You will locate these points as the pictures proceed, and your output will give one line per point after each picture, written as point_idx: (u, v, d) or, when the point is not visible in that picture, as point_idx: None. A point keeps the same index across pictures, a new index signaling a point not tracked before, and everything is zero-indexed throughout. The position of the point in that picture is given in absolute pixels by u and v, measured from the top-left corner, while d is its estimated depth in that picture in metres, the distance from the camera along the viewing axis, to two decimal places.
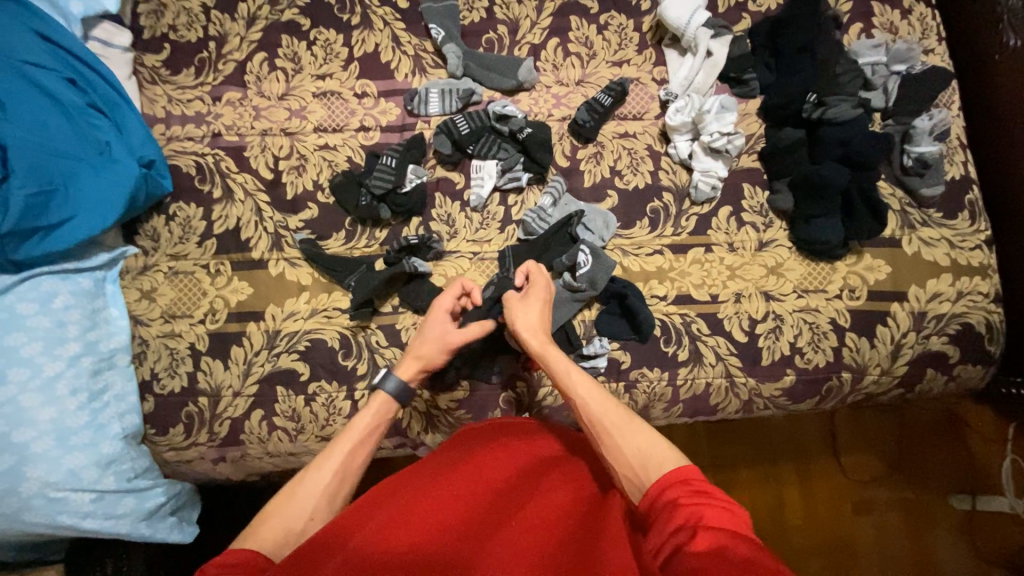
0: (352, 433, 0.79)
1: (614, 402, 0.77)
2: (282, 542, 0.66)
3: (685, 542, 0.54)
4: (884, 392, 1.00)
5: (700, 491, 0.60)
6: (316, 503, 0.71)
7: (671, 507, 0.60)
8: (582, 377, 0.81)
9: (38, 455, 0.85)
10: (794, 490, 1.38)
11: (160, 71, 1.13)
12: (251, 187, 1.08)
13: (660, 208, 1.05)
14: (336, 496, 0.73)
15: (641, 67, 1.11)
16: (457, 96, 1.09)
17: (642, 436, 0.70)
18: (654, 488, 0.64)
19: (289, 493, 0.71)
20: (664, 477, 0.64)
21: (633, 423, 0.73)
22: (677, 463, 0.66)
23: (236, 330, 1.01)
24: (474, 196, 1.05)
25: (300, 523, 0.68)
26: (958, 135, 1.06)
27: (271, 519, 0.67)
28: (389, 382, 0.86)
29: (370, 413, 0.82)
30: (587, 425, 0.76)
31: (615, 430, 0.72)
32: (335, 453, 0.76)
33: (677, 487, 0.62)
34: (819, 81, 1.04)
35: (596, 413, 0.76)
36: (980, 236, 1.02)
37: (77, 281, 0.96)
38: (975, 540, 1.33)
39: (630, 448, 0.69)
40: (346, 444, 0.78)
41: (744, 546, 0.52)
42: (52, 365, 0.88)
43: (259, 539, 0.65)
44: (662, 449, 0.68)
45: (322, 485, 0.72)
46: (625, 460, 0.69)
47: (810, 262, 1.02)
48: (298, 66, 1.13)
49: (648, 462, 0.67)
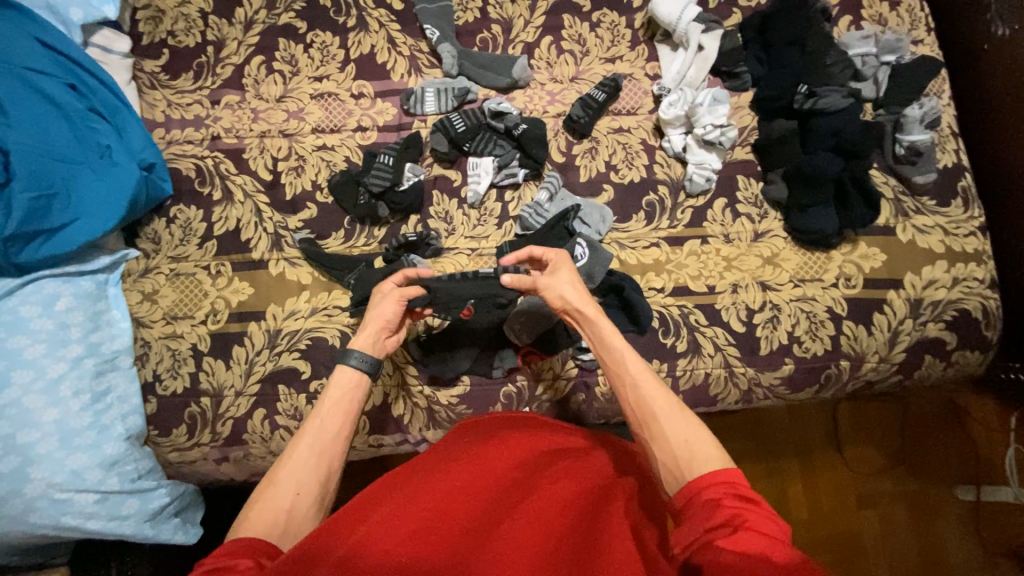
0: (323, 409, 0.76)
1: (662, 385, 0.74)
2: (270, 524, 0.65)
3: (722, 538, 0.54)
4: (883, 379, 1.01)
5: (747, 497, 0.59)
6: (299, 482, 0.69)
7: (711, 503, 0.59)
8: (634, 357, 0.77)
9: (42, 456, 0.85)
10: (797, 483, 1.38)
11: (159, 77, 1.14)
12: (251, 189, 1.09)
13: (655, 201, 1.06)
14: (320, 473, 0.71)
15: (634, 63, 1.12)
16: (452, 95, 1.10)
17: (691, 428, 0.68)
18: (694, 484, 0.62)
19: (272, 478, 0.69)
20: (707, 475, 0.62)
21: (683, 415, 0.70)
22: (721, 462, 0.64)
23: (238, 330, 1.02)
24: (471, 193, 1.06)
25: (285, 503, 0.67)
26: (949, 123, 1.07)
27: (257, 504, 0.67)
28: (350, 356, 0.82)
29: (338, 388, 0.79)
30: (633, 407, 0.73)
31: (663, 417, 0.70)
32: (307, 434, 0.73)
33: (719, 487, 0.60)
34: (810, 73, 1.05)
35: (645, 395, 0.72)
36: (974, 223, 1.03)
37: (78, 284, 0.96)
38: (981, 530, 1.33)
39: (676, 439, 0.67)
40: (319, 421, 0.75)
41: (785, 557, 0.51)
42: (54, 367, 0.89)
43: (249, 526, 0.65)
44: (706, 445, 0.66)
45: (305, 464, 0.71)
46: (669, 448, 0.67)
47: (806, 252, 1.02)
48: (296, 69, 1.14)
49: (693, 455, 0.65)
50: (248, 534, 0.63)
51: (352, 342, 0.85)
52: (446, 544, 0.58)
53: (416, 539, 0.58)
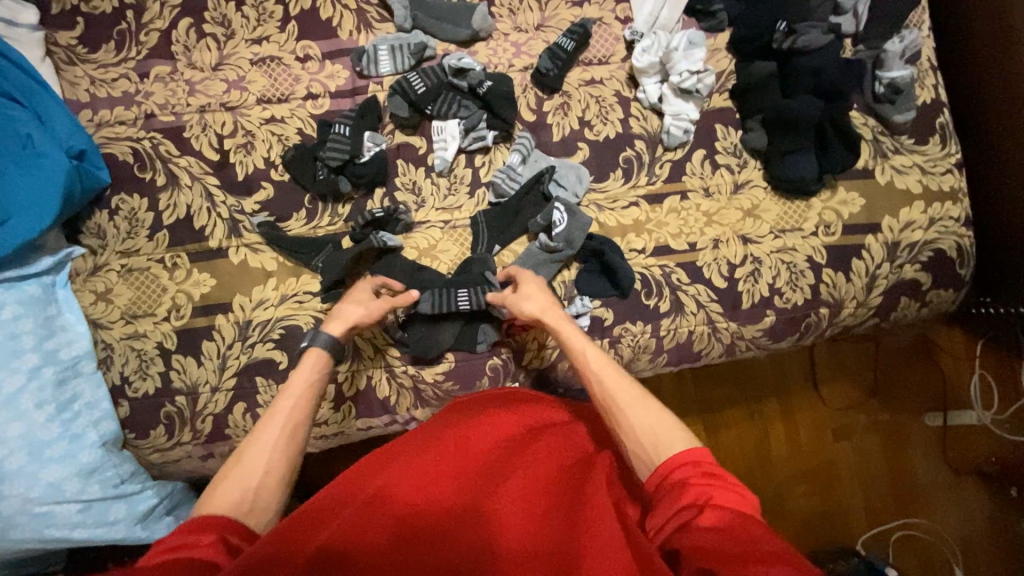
0: (292, 389, 0.76)
1: (625, 377, 0.75)
2: (239, 502, 0.62)
3: (692, 519, 0.55)
4: (860, 323, 1.02)
5: (711, 473, 0.59)
6: (268, 459, 0.67)
7: (680, 484, 0.59)
8: (596, 353, 0.78)
9: (13, 472, 0.82)
10: (777, 422, 1.43)
11: (76, 50, 1.01)
12: (197, 171, 1.00)
13: (633, 156, 1.01)
14: (288, 452, 0.69)
15: (603, 6, 1.04)
16: (408, 52, 1.01)
17: (655, 415, 0.68)
18: (664, 466, 0.62)
19: (238, 457, 0.67)
20: (674, 457, 0.63)
21: (646, 401, 0.70)
22: (687, 444, 0.65)
23: (205, 324, 0.97)
24: (438, 160, 0.99)
25: (253, 480, 0.65)
26: (929, 57, 1.03)
27: (225, 482, 0.64)
28: (320, 338, 0.83)
29: (307, 370, 0.79)
30: (598, 398, 0.73)
31: (628, 408, 0.70)
32: (276, 417, 0.72)
33: (688, 467, 0.61)
34: (789, 7, 0.99)
35: (608, 388, 0.73)
36: (951, 160, 1.02)
37: (23, 289, 0.89)
38: (946, 451, 1.42)
39: (641, 426, 0.67)
40: (289, 400, 0.74)
41: (753, 529, 0.52)
42: (11, 380, 0.83)
43: (215, 503, 0.62)
44: (672, 428, 0.67)
45: (271, 443, 0.69)
46: (634, 437, 0.67)
47: (786, 201, 1.00)
48: (230, 32, 1.02)
49: (659, 441, 0.66)
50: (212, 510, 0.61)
51: (323, 327, 0.86)
52: (426, 529, 0.56)
53: (391, 527, 0.56)
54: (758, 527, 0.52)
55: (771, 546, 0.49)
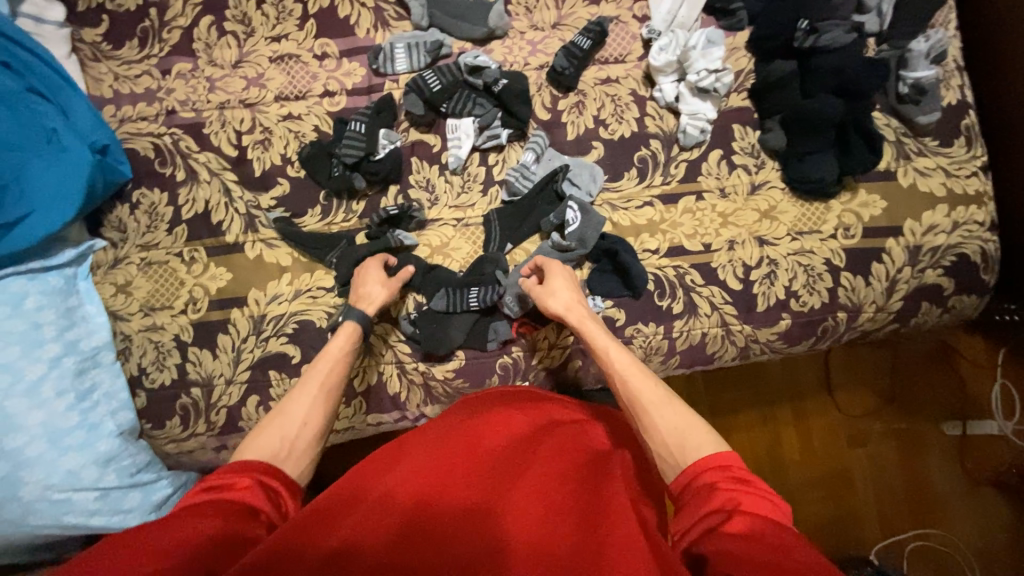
0: (330, 354, 0.80)
1: (651, 377, 0.75)
2: (277, 450, 0.65)
3: (720, 524, 0.54)
4: (879, 328, 1.00)
5: (741, 478, 0.58)
6: (307, 413, 0.71)
7: (708, 488, 0.59)
8: (621, 353, 0.78)
9: (33, 459, 0.83)
10: (790, 427, 1.41)
11: (101, 47, 1.03)
12: (216, 167, 1.01)
13: (648, 156, 1.00)
14: (325, 413, 0.73)
15: (620, 4, 1.03)
16: (424, 50, 1.01)
17: (682, 417, 0.68)
18: (692, 468, 0.62)
19: (278, 411, 0.71)
20: (702, 461, 0.62)
21: (671, 403, 0.70)
22: (716, 447, 0.64)
23: (221, 317, 0.98)
24: (452, 158, 0.99)
25: (293, 430, 0.68)
26: (955, 57, 1.01)
27: (265, 430, 0.67)
28: (353, 313, 0.86)
29: (342, 337, 0.83)
30: (623, 400, 0.74)
31: (654, 410, 0.70)
32: (313, 377, 0.76)
33: (716, 471, 0.60)
34: (811, 6, 0.97)
35: (633, 389, 0.73)
36: (977, 162, 0.99)
37: (46, 280, 0.90)
38: (965, 461, 1.38)
39: (667, 428, 0.67)
40: (327, 364, 0.78)
41: (786, 538, 0.51)
42: (33, 368, 0.85)
43: (256, 449, 0.65)
44: (699, 430, 0.66)
45: (310, 402, 0.72)
46: (659, 438, 0.67)
47: (804, 203, 0.99)
48: (250, 29, 1.04)
49: (686, 441, 0.65)
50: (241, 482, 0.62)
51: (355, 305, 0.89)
52: (443, 523, 0.56)
53: (409, 521, 0.55)
54: (791, 537, 0.51)
55: (804, 558, 0.47)
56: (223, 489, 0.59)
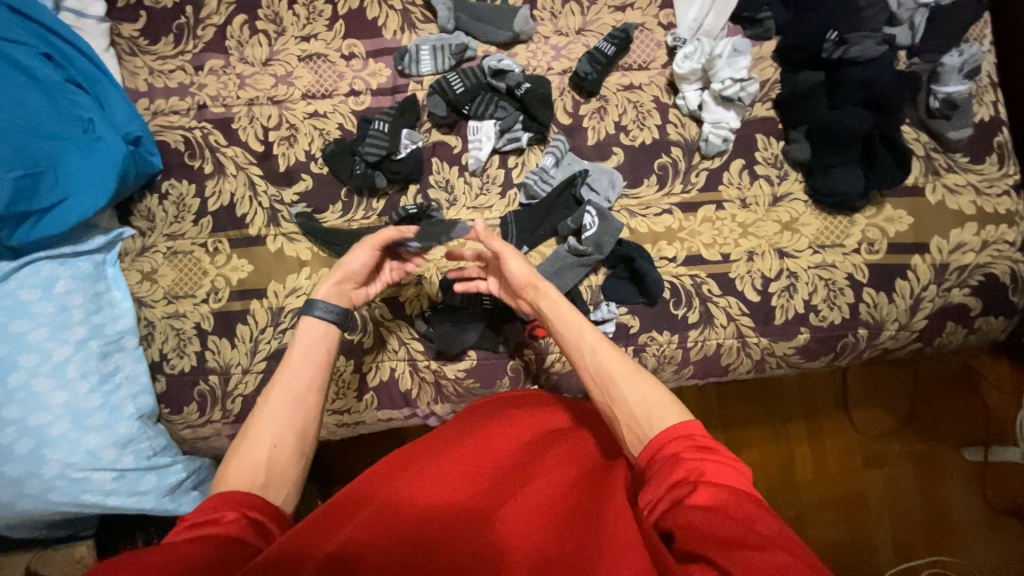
0: (290, 360, 0.74)
1: (612, 348, 0.73)
2: (251, 475, 0.63)
3: (685, 497, 0.54)
4: (901, 347, 0.98)
5: (703, 446, 0.58)
6: (274, 434, 0.67)
7: (672, 458, 0.58)
8: (584, 327, 0.76)
9: (56, 437, 0.86)
10: (804, 446, 1.38)
11: (138, 42, 1.07)
12: (242, 161, 1.04)
13: (668, 164, 1.00)
14: (294, 423, 0.69)
15: (646, 11, 1.03)
16: (449, 53, 1.03)
17: (644, 386, 0.67)
18: (657, 440, 0.61)
19: (244, 436, 0.67)
20: (664, 431, 0.61)
21: (636, 374, 0.68)
22: (680, 416, 0.63)
23: (241, 308, 1.00)
24: (472, 159, 1.00)
25: (262, 455, 0.65)
26: (989, 72, 0.99)
27: (233, 462, 0.64)
28: (315, 308, 0.79)
29: (303, 341, 0.77)
30: (587, 372, 0.71)
31: (619, 381, 0.68)
32: (275, 389, 0.71)
33: (679, 441, 0.59)
34: (840, 17, 0.96)
35: (596, 360, 0.71)
36: (1008, 181, 0.96)
37: (76, 265, 0.93)
38: (986, 489, 1.34)
39: (634, 399, 0.66)
40: (287, 371, 0.73)
41: (750, 512, 0.51)
42: (59, 349, 0.88)
43: (227, 483, 0.62)
44: (664, 401, 0.65)
45: (276, 416, 0.68)
46: (628, 409, 0.66)
47: (827, 216, 0.97)
48: (281, 28, 1.06)
49: (652, 413, 0.64)
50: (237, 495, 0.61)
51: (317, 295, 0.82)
52: (445, 527, 0.56)
53: (414, 523, 0.56)
54: (754, 508, 0.51)
55: (768, 530, 0.49)
56: (206, 522, 0.56)
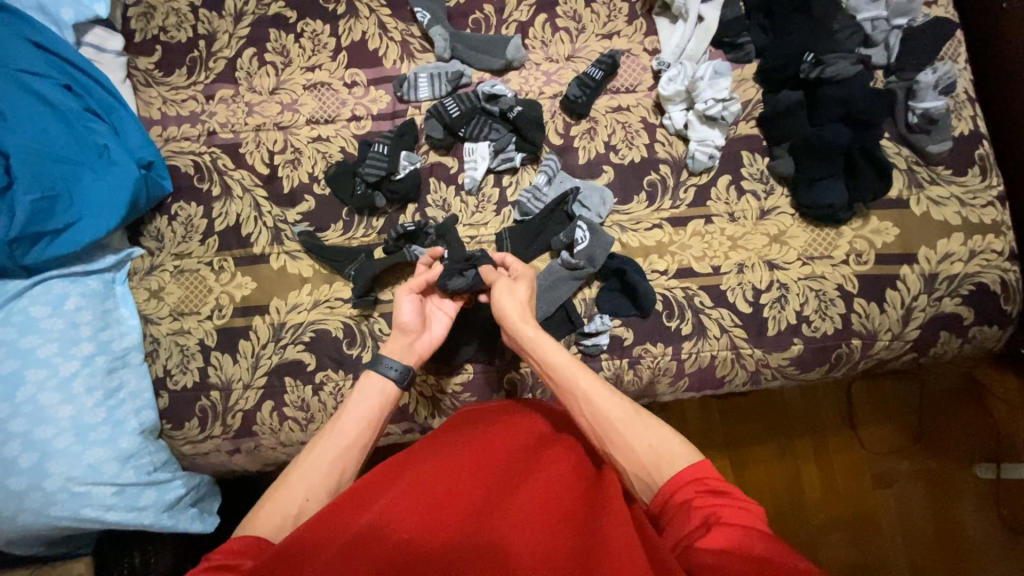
0: (343, 416, 0.78)
1: (614, 392, 0.74)
2: (275, 527, 0.66)
3: (698, 540, 0.54)
4: (897, 357, 0.98)
5: (716, 490, 0.59)
6: (309, 488, 0.70)
7: (685, 506, 0.59)
8: (581, 367, 0.77)
9: (60, 451, 0.87)
10: (811, 463, 1.36)
11: (153, 74, 1.14)
12: (249, 183, 1.09)
13: (657, 180, 1.03)
14: (329, 480, 0.71)
15: (632, 38, 1.09)
16: (446, 80, 1.08)
17: (652, 429, 0.68)
18: (665, 490, 0.62)
19: (281, 483, 0.70)
20: (677, 477, 0.62)
21: (640, 416, 0.70)
22: (689, 457, 0.65)
23: (243, 324, 1.03)
24: (467, 179, 1.04)
25: (295, 506, 0.68)
26: (966, 88, 1.02)
27: (265, 506, 0.67)
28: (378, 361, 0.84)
29: (360, 397, 0.80)
30: (588, 419, 0.72)
31: (622, 425, 0.69)
32: (323, 441, 0.74)
33: (689, 486, 0.61)
34: (816, 40, 1.01)
35: (598, 406, 0.72)
36: (992, 192, 0.98)
37: (86, 283, 0.97)
38: (1002, 508, 1.30)
39: (641, 444, 0.67)
40: (333, 430, 0.76)
41: (762, 548, 0.51)
42: (67, 365, 0.90)
43: (254, 528, 0.66)
44: (672, 442, 0.66)
45: (320, 471, 0.71)
46: (634, 455, 0.67)
47: (814, 228, 0.99)
48: (288, 60, 1.13)
49: (661, 458, 0.65)
50: (256, 532, 0.65)
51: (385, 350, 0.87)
52: (434, 548, 0.55)
53: (402, 545, 0.55)
54: (766, 546, 0.52)
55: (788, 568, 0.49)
56: (227, 567, 0.59)
